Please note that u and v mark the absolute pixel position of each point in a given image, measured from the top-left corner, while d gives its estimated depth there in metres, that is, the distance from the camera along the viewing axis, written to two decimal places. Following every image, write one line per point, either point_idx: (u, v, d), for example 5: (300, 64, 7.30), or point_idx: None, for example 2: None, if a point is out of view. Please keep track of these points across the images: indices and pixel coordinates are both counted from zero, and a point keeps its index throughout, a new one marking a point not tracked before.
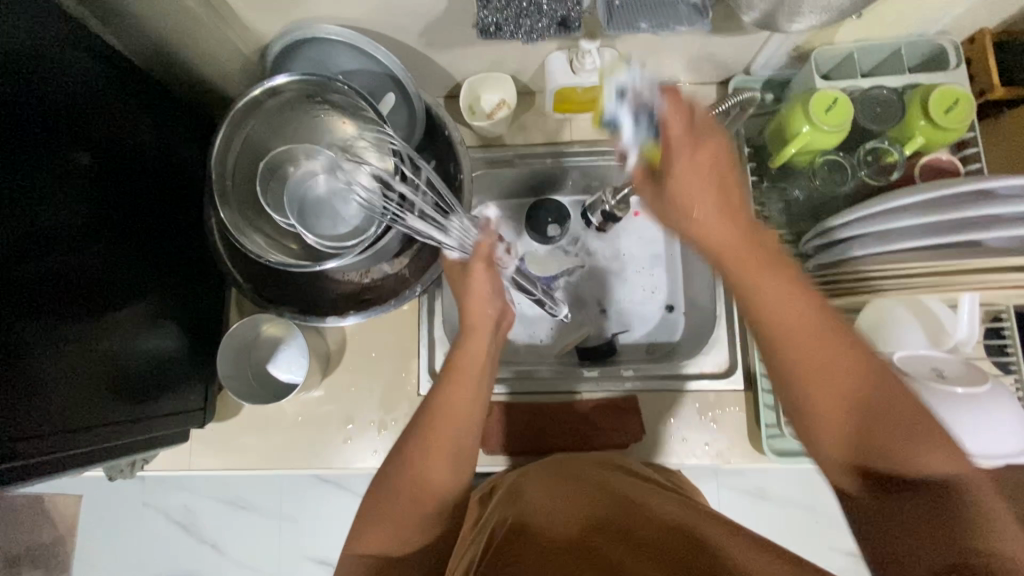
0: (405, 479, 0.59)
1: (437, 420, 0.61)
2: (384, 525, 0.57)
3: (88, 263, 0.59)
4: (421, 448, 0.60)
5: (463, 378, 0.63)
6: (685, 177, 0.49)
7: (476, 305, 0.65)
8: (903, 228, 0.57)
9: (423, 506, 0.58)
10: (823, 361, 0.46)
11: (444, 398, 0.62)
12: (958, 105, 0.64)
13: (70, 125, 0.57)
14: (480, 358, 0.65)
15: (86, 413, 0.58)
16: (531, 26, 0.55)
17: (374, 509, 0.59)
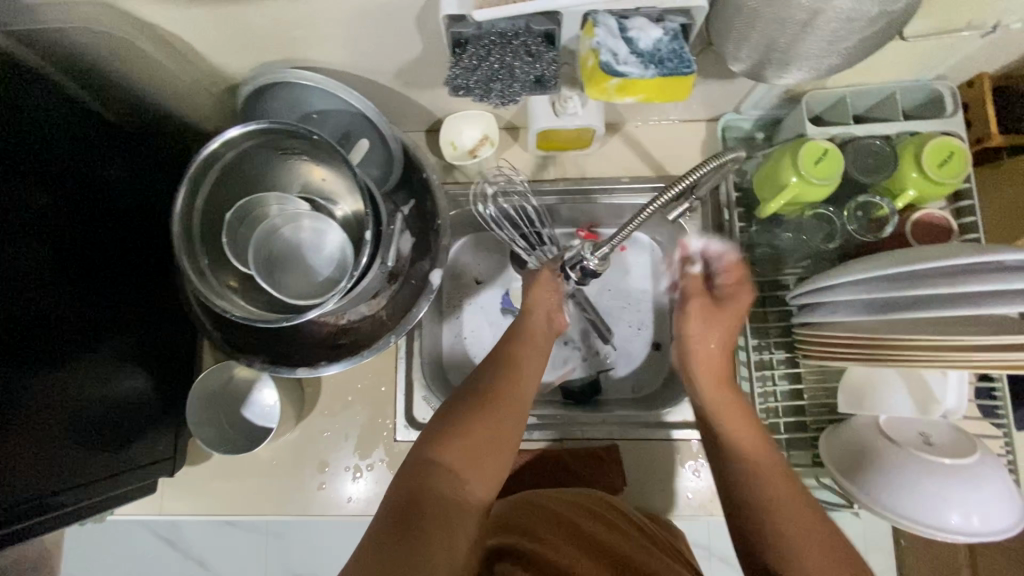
0: (477, 412, 0.56)
1: (514, 369, 0.61)
2: (452, 445, 0.54)
3: (43, 322, 0.57)
4: (498, 388, 0.59)
5: (535, 345, 0.65)
6: (696, 322, 0.66)
7: (539, 291, 0.68)
8: (891, 298, 0.55)
9: (495, 442, 0.55)
10: (785, 493, 0.53)
11: (515, 353, 0.63)
12: (953, 158, 0.62)
13: (27, 180, 0.55)
14: (546, 334, 0.67)
15: (44, 478, 0.56)
16: (503, 90, 0.55)
17: (438, 431, 0.55)
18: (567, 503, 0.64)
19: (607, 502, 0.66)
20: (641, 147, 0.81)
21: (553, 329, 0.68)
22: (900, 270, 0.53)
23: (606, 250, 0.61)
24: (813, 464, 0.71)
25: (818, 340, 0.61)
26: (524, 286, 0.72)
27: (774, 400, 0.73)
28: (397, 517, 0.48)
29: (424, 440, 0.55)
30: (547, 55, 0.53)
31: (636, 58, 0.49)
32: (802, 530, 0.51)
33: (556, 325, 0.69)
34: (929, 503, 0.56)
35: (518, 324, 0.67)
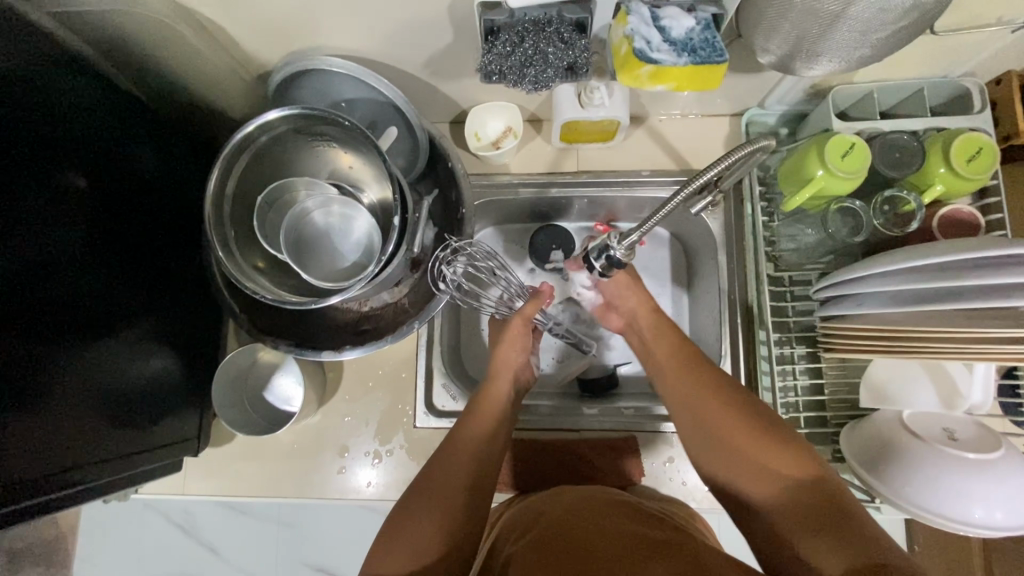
0: (428, 505, 0.55)
1: (464, 447, 0.61)
2: (404, 544, 0.53)
3: (76, 296, 0.58)
4: (451, 450, 0.60)
5: (490, 415, 0.65)
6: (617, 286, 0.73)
7: (500, 355, 0.70)
8: (919, 290, 0.55)
9: (447, 522, 0.55)
10: (710, 394, 0.60)
11: (466, 429, 0.62)
12: (982, 153, 0.62)
13: (69, 156, 0.57)
14: (508, 396, 0.68)
15: (79, 450, 0.58)
16: (536, 76, 0.56)
17: (390, 530, 0.54)
18: (557, 518, 0.62)
19: (605, 501, 0.65)
20: (664, 141, 0.82)
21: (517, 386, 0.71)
22: (930, 261, 0.53)
23: (636, 236, 0.59)
24: (833, 460, 0.70)
25: (839, 334, 0.61)
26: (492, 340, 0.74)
27: (795, 395, 0.72)
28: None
29: (378, 542, 0.54)
30: (580, 41, 0.53)
31: (669, 46, 0.50)
32: (729, 417, 0.57)
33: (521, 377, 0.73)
34: (954, 494, 0.56)
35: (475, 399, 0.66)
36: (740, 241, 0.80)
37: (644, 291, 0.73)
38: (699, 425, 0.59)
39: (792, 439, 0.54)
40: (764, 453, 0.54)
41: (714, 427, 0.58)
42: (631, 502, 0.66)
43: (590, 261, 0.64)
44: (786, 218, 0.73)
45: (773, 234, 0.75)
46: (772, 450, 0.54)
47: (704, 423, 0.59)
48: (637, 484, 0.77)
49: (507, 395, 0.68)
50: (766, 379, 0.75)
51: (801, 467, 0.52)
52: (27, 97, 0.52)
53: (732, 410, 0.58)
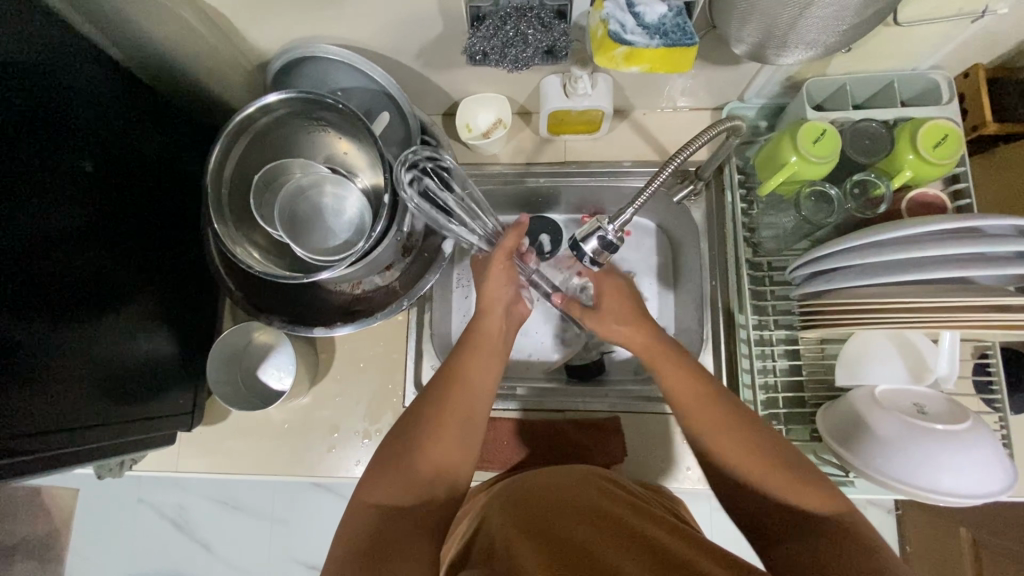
0: (422, 441, 0.57)
1: (461, 383, 0.61)
2: (400, 479, 0.55)
3: (84, 267, 0.61)
4: (448, 395, 0.60)
5: (485, 351, 0.64)
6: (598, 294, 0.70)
7: (490, 280, 0.67)
8: (885, 263, 0.58)
9: (441, 467, 0.56)
10: (731, 434, 0.56)
11: (460, 365, 0.63)
12: (948, 139, 0.65)
13: (80, 133, 0.60)
14: (501, 330, 0.67)
15: (78, 413, 0.60)
16: (517, 56, 0.60)
17: (384, 462, 0.56)
18: (548, 498, 0.62)
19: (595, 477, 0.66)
20: (649, 133, 0.85)
21: (513, 317, 0.71)
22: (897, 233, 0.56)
23: (628, 214, 0.60)
24: (811, 439, 0.72)
25: (818, 310, 0.63)
26: (478, 274, 0.71)
27: (773, 376, 0.75)
28: (354, 555, 0.49)
29: (371, 475, 0.56)
30: (558, 26, 0.58)
31: (643, 30, 0.53)
32: (749, 454, 0.55)
33: (515, 313, 0.71)
34: (923, 465, 0.57)
35: (468, 333, 0.66)
36: (720, 229, 0.83)
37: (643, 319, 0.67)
38: (721, 460, 0.56)
39: (808, 472, 0.53)
40: (782, 487, 0.53)
41: (736, 466, 0.55)
42: (620, 480, 0.68)
43: (580, 247, 0.62)
44: (764, 205, 0.76)
45: (753, 221, 0.78)
46: (794, 487, 0.52)
47: (727, 461, 0.56)
48: (619, 463, 0.79)
49: (502, 330, 0.67)
50: (745, 361, 0.76)
51: (823, 503, 0.51)
52: (43, 73, 0.55)
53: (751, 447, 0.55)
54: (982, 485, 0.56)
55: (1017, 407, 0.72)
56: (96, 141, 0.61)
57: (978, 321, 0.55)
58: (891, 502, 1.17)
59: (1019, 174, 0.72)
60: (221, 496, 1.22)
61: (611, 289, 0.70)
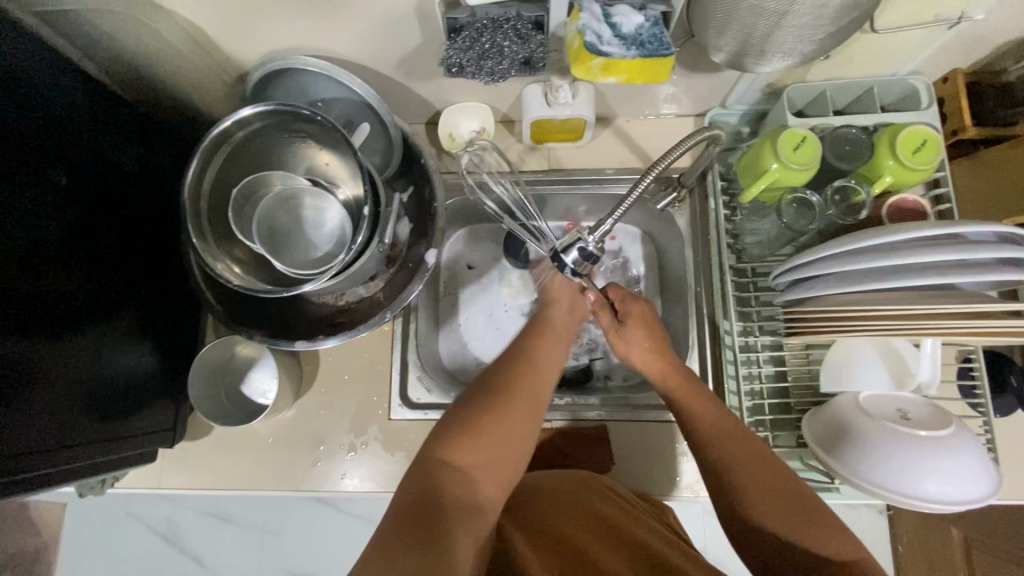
0: (493, 413, 0.58)
1: (531, 368, 0.63)
2: (471, 444, 0.55)
3: (61, 285, 0.60)
4: (514, 378, 0.62)
5: (554, 341, 0.68)
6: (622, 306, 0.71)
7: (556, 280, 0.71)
8: (866, 270, 0.58)
9: (507, 442, 0.57)
10: (728, 429, 0.60)
11: (529, 354, 0.65)
12: (926, 145, 0.65)
13: (54, 149, 0.59)
14: (568, 324, 0.71)
15: (56, 433, 0.59)
16: (493, 68, 0.61)
17: (455, 424, 0.57)
18: (554, 504, 0.62)
19: (583, 480, 0.66)
20: (632, 140, 0.85)
21: (575, 316, 0.72)
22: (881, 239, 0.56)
23: (609, 225, 0.60)
24: (798, 445, 0.72)
25: (801, 318, 0.63)
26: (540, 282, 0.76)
27: (759, 382, 0.75)
28: (408, 510, 0.49)
29: (435, 435, 0.57)
30: (535, 38, 0.58)
31: (619, 41, 0.53)
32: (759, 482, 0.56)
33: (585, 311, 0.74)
34: (904, 471, 0.57)
35: (535, 325, 0.69)
36: (705, 236, 0.83)
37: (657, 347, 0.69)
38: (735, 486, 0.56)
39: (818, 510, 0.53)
40: (794, 520, 0.53)
41: (733, 463, 0.57)
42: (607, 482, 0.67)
43: (561, 258, 0.61)
44: (747, 211, 0.76)
45: (737, 226, 0.78)
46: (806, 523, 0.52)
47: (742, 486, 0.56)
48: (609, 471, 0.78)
49: (568, 328, 0.71)
50: (730, 368, 0.76)
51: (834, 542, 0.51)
52: (15, 89, 0.54)
53: (758, 449, 0.58)
54: (963, 492, 0.56)
55: (1002, 409, 0.73)
56: (71, 156, 0.60)
57: (959, 328, 0.55)
58: (882, 502, 1.17)
59: (999, 177, 0.72)
60: (212, 509, 1.21)
61: (636, 312, 0.70)
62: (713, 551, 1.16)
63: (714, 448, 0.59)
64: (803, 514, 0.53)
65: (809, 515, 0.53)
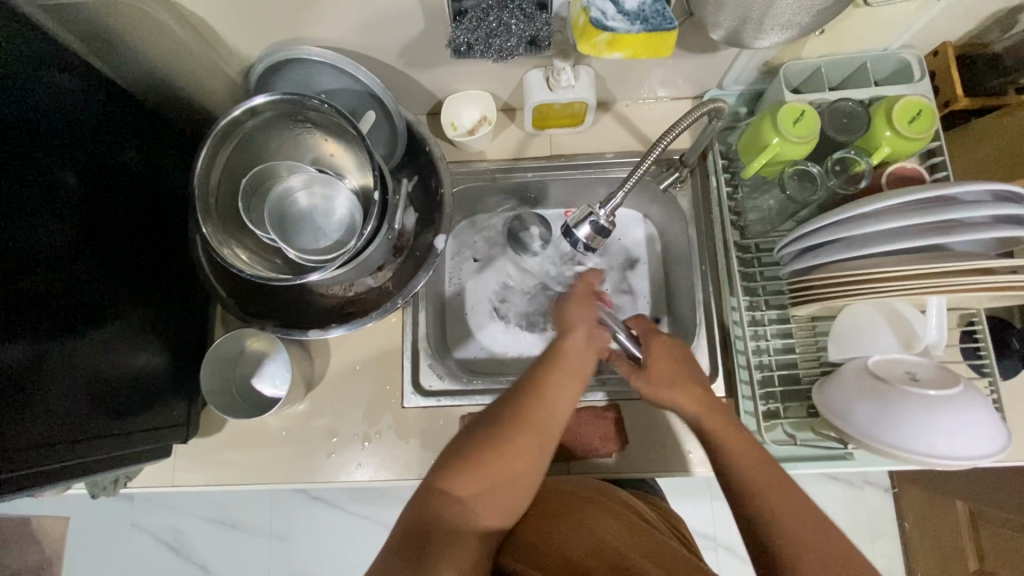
0: (494, 449, 0.56)
1: (542, 398, 0.59)
2: (469, 478, 0.54)
3: (74, 281, 0.60)
4: (521, 412, 0.58)
5: (568, 376, 0.62)
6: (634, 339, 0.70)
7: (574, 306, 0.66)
8: (871, 233, 0.59)
9: (505, 476, 0.55)
10: (736, 436, 0.60)
11: (546, 385, 0.60)
12: (922, 115, 0.67)
13: (64, 144, 0.58)
14: (585, 354, 0.64)
15: (73, 426, 0.59)
16: (501, 46, 0.63)
17: (457, 456, 0.56)
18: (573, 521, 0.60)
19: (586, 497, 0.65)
20: (633, 124, 0.86)
21: (593, 345, 0.66)
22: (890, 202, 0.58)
23: (619, 199, 0.62)
24: (808, 416, 0.74)
25: (808, 285, 0.64)
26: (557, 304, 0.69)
27: (768, 355, 0.76)
28: (403, 536, 0.52)
29: (440, 463, 0.57)
30: (540, 16, 0.60)
31: (623, 16, 0.54)
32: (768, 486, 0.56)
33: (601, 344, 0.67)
34: (915, 430, 0.58)
35: (555, 349, 0.64)
36: (707, 215, 0.84)
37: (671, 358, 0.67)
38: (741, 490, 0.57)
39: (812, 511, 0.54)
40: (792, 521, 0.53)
41: (738, 464, 0.58)
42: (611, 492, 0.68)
43: (574, 233, 0.64)
44: (748, 188, 0.77)
45: (739, 205, 0.79)
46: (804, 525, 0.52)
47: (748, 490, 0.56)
48: (622, 451, 0.78)
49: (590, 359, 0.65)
50: (739, 343, 0.77)
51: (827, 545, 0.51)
52: (24, 82, 0.54)
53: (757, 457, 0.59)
54: (972, 444, 0.57)
55: (1005, 372, 0.74)
56: (80, 151, 0.60)
57: (963, 286, 0.56)
58: (887, 481, 1.19)
59: (992, 146, 0.74)
60: (219, 516, 1.20)
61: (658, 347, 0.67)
62: (722, 536, 1.16)
63: (727, 451, 0.59)
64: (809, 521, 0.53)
65: (814, 526, 0.52)
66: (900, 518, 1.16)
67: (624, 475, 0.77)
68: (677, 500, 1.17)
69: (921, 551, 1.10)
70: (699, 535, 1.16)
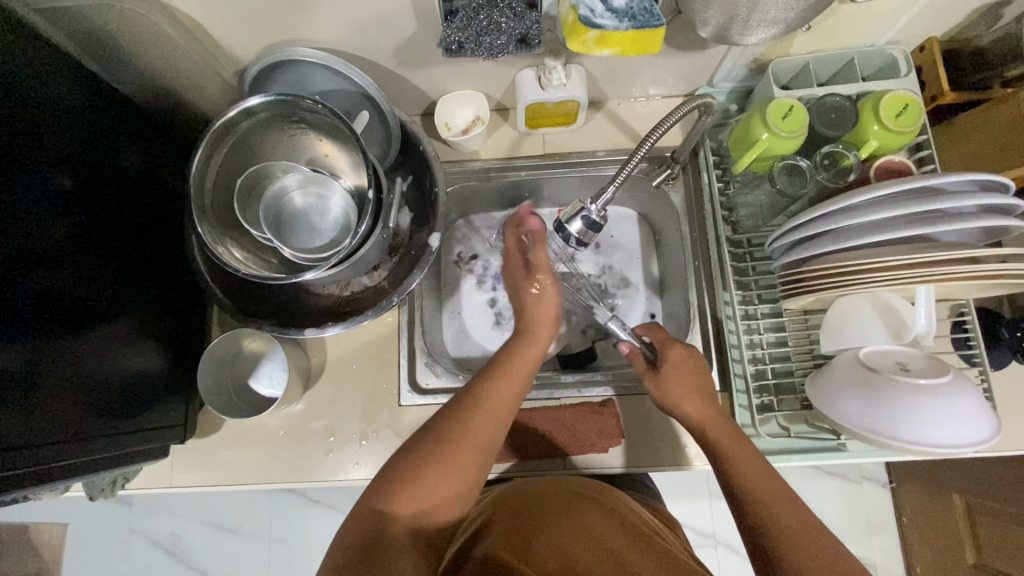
0: (435, 464, 0.54)
1: (485, 408, 0.57)
2: (410, 496, 0.53)
3: (73, 282, 0.60)
4: (464, 424, 0.56)
5: (512, 380, 0.60)
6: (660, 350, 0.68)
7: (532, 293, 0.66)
8: (856, 226, 0.61)
9: (446, 492, 0.54)
10: (733, 437, 0.62)
11: (488, 393, 0.58)
12: (909, 109, 0.68)
13: (60, 147, 0.59)
14: (541, 344, 0.65)
15: (73, 426, 0.59)
16: (492, 44, 0.64)
17: (396, 471, 0.54)
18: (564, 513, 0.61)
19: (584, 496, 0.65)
20: (624, 122, 0.87)
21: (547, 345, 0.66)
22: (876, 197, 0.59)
23: (609, 194, 0.63)
24: (802, 408, 0.74)
25: (798, 278, 0.65)
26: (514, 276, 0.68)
27: (762, 349, 0.77)
28: (347, 554, 0.50)
29: (380, 479, 0.55)
30: (530, 15, 0.61)
31: (611, 14, 0.55)
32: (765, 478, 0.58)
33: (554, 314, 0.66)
34: (905, 417, 0.59)
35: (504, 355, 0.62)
36: (699, 211, 0.85)
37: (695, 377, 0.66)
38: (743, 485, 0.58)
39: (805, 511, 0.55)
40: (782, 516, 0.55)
41: (736, 465, 0.59)
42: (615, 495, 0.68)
43: (566, 228, 0.65)
44: (739, 183, 0.78)
45: (731, 200, 0.80)
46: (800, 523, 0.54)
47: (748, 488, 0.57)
48: (619, 445, 0.78)
49: (535, 363, 0.63)
50: (732, 337, 0.78)
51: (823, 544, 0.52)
52: (20, 86, 0.54)
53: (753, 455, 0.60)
54: (959, 432, 0.58)
55: (996, 361, 0.75)
56: (76, 154, 0.61)
57: (950, 275, 0.57)
58: (884, 475, 1.19)
59: (977, 140, 0.75)
60: (218, 520, 1.20)
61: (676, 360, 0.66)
62: (721, 534, 1.17)
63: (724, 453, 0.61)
64: (804, 526, 0.53)
65: (812, 531, 0.53)
66: (899, 512, 1.16)
67: (621, 470, 0.78)
68: (676, 498, 1.17)
69: (919, 545, 1.11)
70: (698, 533, 1.17)
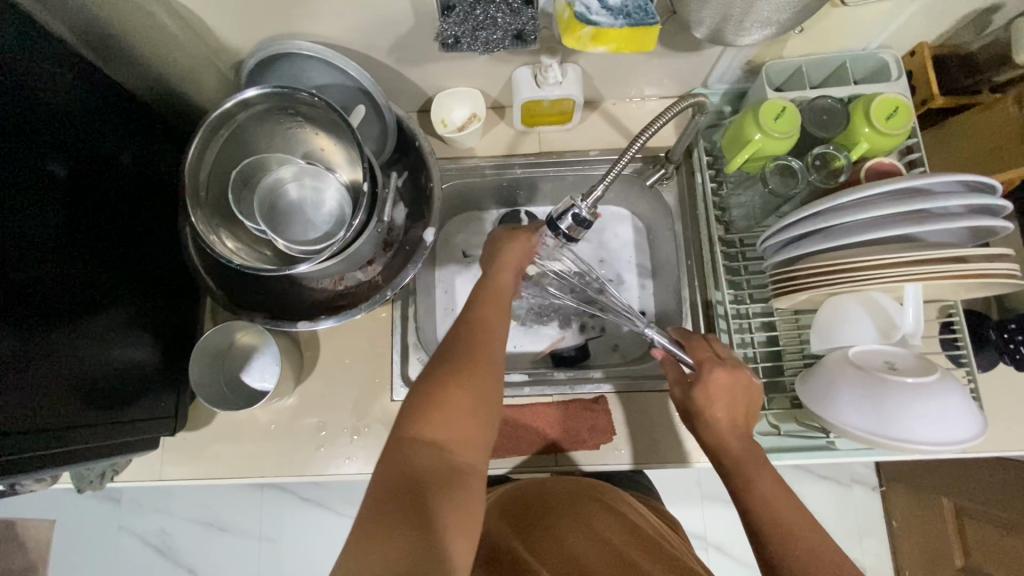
0: (456, 381, 0.54)
1: (485, 331, 0.59)
2: (439, 419, 0.51)
3: (65, 270, 0.60)
4: (471, 344, 0.57)
5: (499, 307, 0.63)
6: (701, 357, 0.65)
7: (499, 278, 0.66)
8: (849, 223, 0.61)
9: (477, 411, 0.53)
10: (738, 441, 0.61)
11: (483, 321, 0.60)
12: (898, 112, 0.69)
13: (54, 136, 0.59)
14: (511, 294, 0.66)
15: (61, 414, 0.59)
16: (488, 38, 0.65)
17: (423, 395, 0.53)
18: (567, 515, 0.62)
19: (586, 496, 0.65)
20: (619, 122, 0.87)
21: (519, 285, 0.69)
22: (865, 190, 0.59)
23: (600, 190, 0.64)
24: (792, 407, 0.75)
25: (789, 277, 0.66)
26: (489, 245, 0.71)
27: (753, 348, 0.77)
28: (386, 493, 0.47)
29: (403, 414, 0.53)
30: (526, 11, 0.62)
31: (607, 11, 0.56)
32: (766, 478, 0.58)
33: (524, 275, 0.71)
34: (892, 414, 0.60)
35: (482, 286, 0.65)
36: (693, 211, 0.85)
37: (737, 381, 0.62)
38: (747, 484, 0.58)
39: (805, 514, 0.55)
40: (787, 517, 0.55)
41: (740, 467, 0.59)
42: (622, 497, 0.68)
43: (557, 224, 0.66)
44: (732, 183, 0.79)
45: (724, 200, 0.81)
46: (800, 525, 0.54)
47: (755, 490, 0.57)
48: (610, 443, 0.78)
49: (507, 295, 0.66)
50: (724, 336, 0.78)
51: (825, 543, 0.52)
52: (18, 74, 0.54)
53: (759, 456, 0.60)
54: (949, 430, 0.59)
55: (983, 363, 0.76)
56: (70, 142, 0.61)
57: (938, 275, 0.58)
58: (874, 479, 1.19)
59: (965, 145, 0.77)
60: (208, 517, 1.19)
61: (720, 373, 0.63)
62: (713, 536, 1.17)
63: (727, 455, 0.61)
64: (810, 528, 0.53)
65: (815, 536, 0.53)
66: (888, 516, 1.17)
67: (611, 468, 0.78)
68: (669, 499, 1.17)
69: (908, 550, 1.11)
70: (689, 535, 1.17)
